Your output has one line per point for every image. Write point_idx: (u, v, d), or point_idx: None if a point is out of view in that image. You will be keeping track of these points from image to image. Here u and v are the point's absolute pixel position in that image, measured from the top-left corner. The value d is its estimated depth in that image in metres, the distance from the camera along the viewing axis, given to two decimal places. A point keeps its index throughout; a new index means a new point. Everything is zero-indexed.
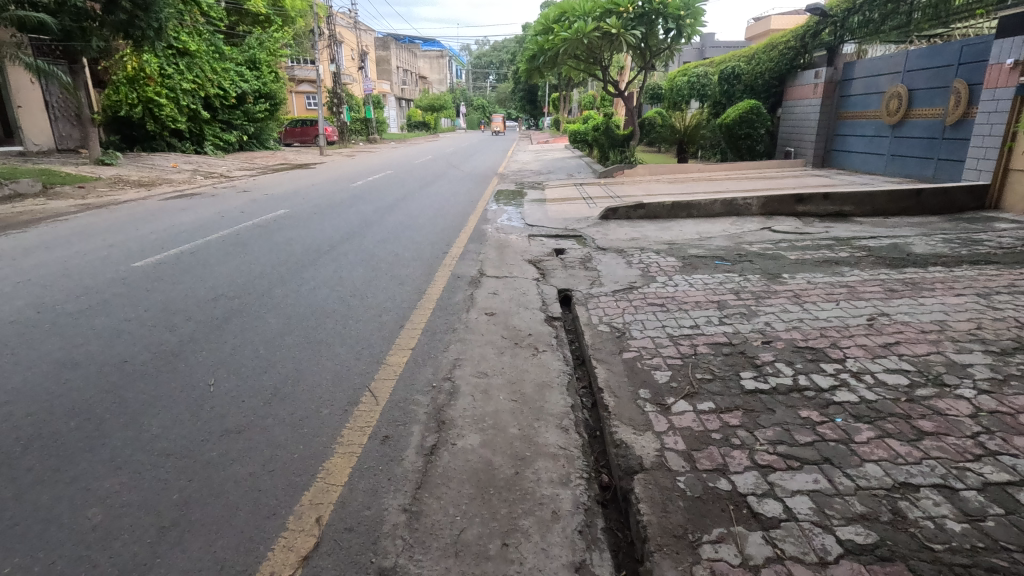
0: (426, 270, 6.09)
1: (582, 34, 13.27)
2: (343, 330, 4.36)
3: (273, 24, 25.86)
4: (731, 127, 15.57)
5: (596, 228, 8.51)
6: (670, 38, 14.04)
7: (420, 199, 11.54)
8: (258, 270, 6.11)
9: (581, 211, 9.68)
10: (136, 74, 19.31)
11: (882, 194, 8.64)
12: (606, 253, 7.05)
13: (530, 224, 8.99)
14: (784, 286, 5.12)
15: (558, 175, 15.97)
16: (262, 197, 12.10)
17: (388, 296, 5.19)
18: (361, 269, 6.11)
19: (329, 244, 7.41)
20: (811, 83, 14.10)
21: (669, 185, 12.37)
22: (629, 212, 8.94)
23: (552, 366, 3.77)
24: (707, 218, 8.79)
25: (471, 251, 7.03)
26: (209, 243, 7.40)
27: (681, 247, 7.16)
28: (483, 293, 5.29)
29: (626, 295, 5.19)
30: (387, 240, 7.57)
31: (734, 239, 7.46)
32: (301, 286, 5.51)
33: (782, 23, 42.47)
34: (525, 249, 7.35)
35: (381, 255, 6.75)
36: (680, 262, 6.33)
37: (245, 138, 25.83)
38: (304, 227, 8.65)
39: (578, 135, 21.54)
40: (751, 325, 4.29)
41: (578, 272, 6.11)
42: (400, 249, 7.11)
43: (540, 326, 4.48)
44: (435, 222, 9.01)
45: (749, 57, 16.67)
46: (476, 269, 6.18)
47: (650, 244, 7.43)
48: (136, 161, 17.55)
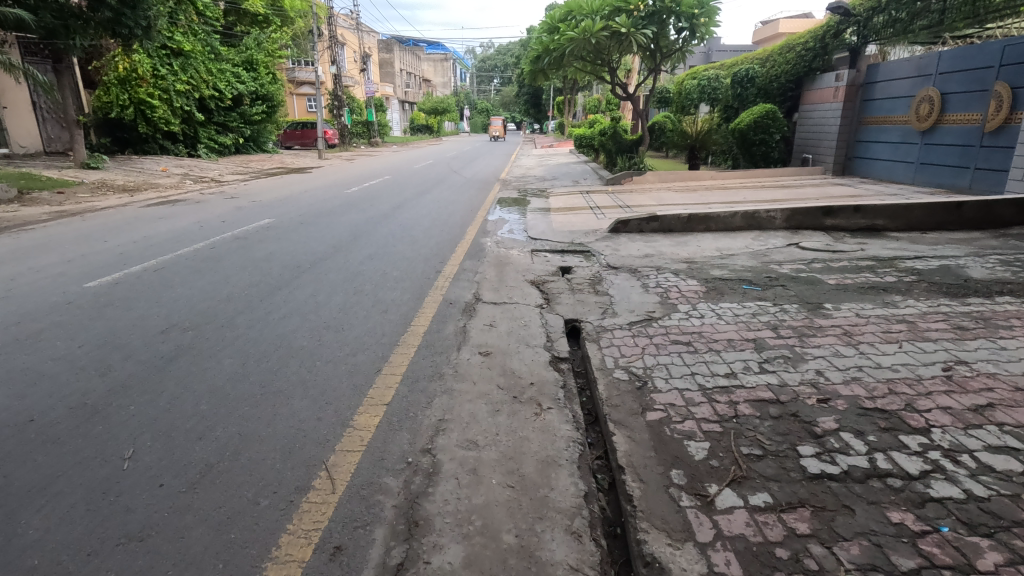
0: (415, 294, 5.35)
1: (590, 34, 12.56)
2: (307, 377, 3.63)
3: (272, 25, 25.29)
4: (745, 133, 14.80)
5: (605, 242, 7.78)
6: (682, 39, 13.32)
7: (416, 207, 10.82)
8: (224, 292, 5.39)
9: (589, 222, 8.94)
10: (127, 75, 18.68)
11: (920, 207, 7.87)
12: (618, 273, 6.32)
13: (533, 237, 8.26)
14: (830, 321, 4.37)
15: (563, 181, 15.25)
16: (248, 205, 11.39)
17: (368, 328, 4.46)
18: (341, 292, 5.39)
19: (311, 260, 6.68)
20: (831, 86, 13.36)
21: (681, 195, 11.64)
22: (641, 225, 8.19)
23: (559, 431, 3.02)
24: (727, 232, 8.04)
25: (466, 271, 6.30)
26: (178, 258, 6.69)
27: (701, 266, 6.42)
28: (478, 325, 4.56)
29: (644, 329, 4.45)
30: (375, 256, 6.83)
31: (759, 258, 6.72)
32: (269, 313, 4.78)
33: (792, 26, 41.75)
34: (527, 268, 6.62)
35: (366, 274, 6.02)
36: (702, 286, 5.59)
37: (242, 141, 25.18)
38: (288, 239, 7.95)
39: (584, 139, 20.84)
40: (800, 375, 3.54)
41: (587, 297, 5.37)
42: (389, 266, 6.37)
43: (544, 372, 3.74)
44: (430, 234, 8.29)
45: (763, 59, 15.92)
46: (471, 293, 5.46)
47: (667, 262, 6.70)
48: (124, 164, 16.90)
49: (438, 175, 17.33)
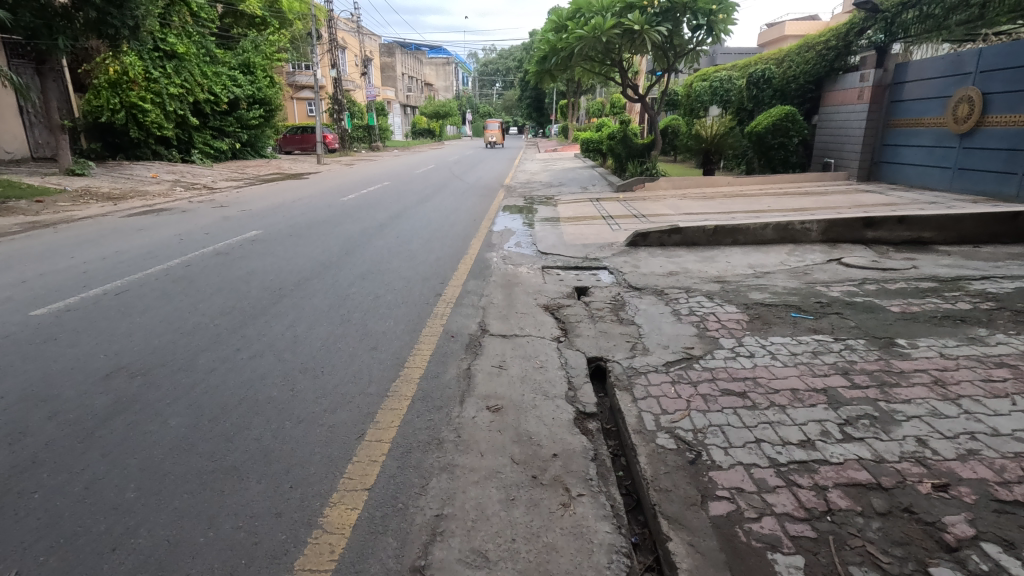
0: (409, 326, 4.59)
1: (600, 32, 11.87)
2: (270, 444, 2.88)
3: (270, 26, 24.64)
4: (763, 136, 14.09)
5: (622, 259, 7.04)
6: (697, 37, 12.65)
7: (416, 217, 10.11)
8: (190, 322, 4.64)
9: (603, 234, 8.21)
10: (119, 77, 18.06)
11: (972, 218, 7.10)
12: (641, 295, 5.58)
13: (542, 251, 7.52)
14: (912, 363, 3.60)
15: (571, 188, 14.52)
16: (237, 214, 10.68)
17: (353, 372, 3.72)
18: (325, 323, 4.65)
19: (296, 281, 5.95)
20: (855, 87, 12.61)
21: (699, 203, 10.94)
22: (662, 238, 7.44)
23: (595, 535, 2.27)
24: (758, 245, 7.29)
25: (470, 293, 5.55)
26: (147, 277, 5.97)
27: (736, 287, 5.67)
28: (486, 367, 3.82)
29: (686, 374, 3.68)
30: (368, 276, 6.10)
31: (800, 277, 5.97)
32: (238, 351, 4.04)
33: (798, 27, 40.90)
34: (538, 289, 5.88)
35: (355, 299, 5.28)
36: (742, 313, 4.83)
37: (238, 146, 24.53)
38: (275, 253, 7.23)
39: (591, 144, 20.16)
40: (898, 444, 2.77)
41: (612, 328, 4.62)
42: (382, 289, 5.63)
43: (568, 437, 2.98)
44: (430, 248, 7.57)
45: (780, 60, 15.19)
46: (476, 322, 4.72)
47: (696, 283, 5.95)
48: (112, 170, 16.22)
49: (441, 181, 16.66)
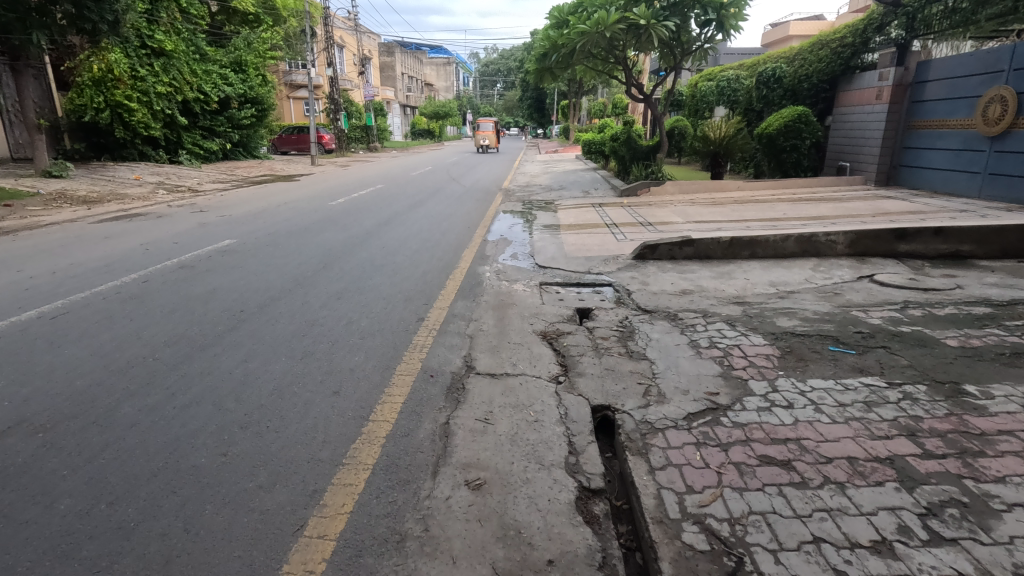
0: (381, 362, 3.91)
1: (604, 27, 11.20)
2: (176, 543, 2.22)
3: (264, 23, 23.97)
4: (774, 138, 13.43)
5: (629, 274, 6.36)
6: (706, 33, 12.02)
7: (406, 224, 9.45)
8: (126, 354, 3.97)
9: (608, 245, 7.54)
10: (103, 75, 17.41)
11: (1016, 229, 6.42)
12: (652, 319, 4.90)
13: (541, 264, 6.84)
14: (994, 422, 2.93)
15: (572, 192, 13.83)
16: (216, 220, 10.01)
17: (304, 427, 3.05)
18: (284, 356, 3.98)
19: (261, 301, 5.27)
20: (873, 86, 11.93)
21: (708, 209, 10.30)
22: (673, 251, 6.76)
23: None
24: (779, 259, 6.60)
25: (457, 317, 4.87)
26: (94, 296, 5.32)
27: (759, 310, 5.01)
28: (469, 421, 3.15)
29: (712, 433, 3.00)
30: (343, 295, 5.43)
31: (831, 298, 5.29)
32: (172, 396, 3.38)
33: (803, 27, 40.12)
34: (535, 312, 5.20)
35: (325, 325, 4.62)
36: (771, 345, 4.16)
37: (230, 146, 23.87)
38: (246, 267, 6.57)
39: (593, 145, 19.50)
40: (1006, 552, 2.10)
41: (619, 364, 3.93)
42: (356, 312, 4.95)
43: (568, 532, 2.30)
44: (418, 260, 6.90)
45: (791, 57, 14.50)
46: (461, 357, 4.04)
47: (713, 305, 5.28)
48: (93, 172, 15.55)
49: (437, 184, 16.01)
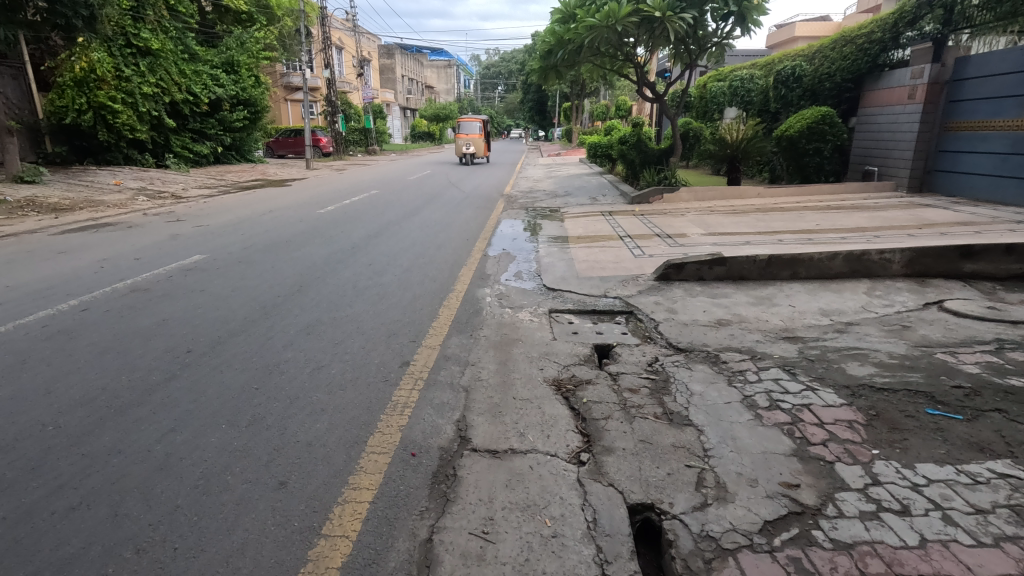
0: (349, 432, 3.03)
1: (614, 20, 10.37)
2: None
3: (257, 23, 23.20)
4: (796, 140, 12.55)
5: (653, 299, 5.46)
6: (724, 28, 11.20)
7: (397, 236, 8.54)
8: (20, 421, 3.09)
9: (624, 262, 6.65)
10: (85, 75, 16.59)
11: None
12: (688, 363, 4.00)
13: (549, 286, 5.93)
14: None
15: (578, 198, 12.92)
16: (189, 231, 9.10)
17: (228, 551, 2.18)
18: (224, 423, 3.09)
19: (214, 337, 4.37)
20: (904, 84, 11.01)
21: (729, 218, 9.43)
22: (701, 270, 5.86)
23: None
24: (825, 281, 5.69)
25: (450, 361, 3.96)
26: (14, 331, 4.43)
27: (819, 350, 4.11)
28: (462, 538, 2.26)
29: (807, 562, 2.11)
30: (314, 330, 4.52)
31: (902, 333, 4.40)
32: (57, 492, 2.50)
33: (809, 31, 39.42)
34: (546, 351, 4.29)
35: (283, 374, 3.72)
36: (849, 404, 3.25)
37: (221, 150, 23.01)
38: (208, 290, 5.66)
39: (599, 149, 18.63)
40: None
41: (658, 436, 3.03)
42: (326, 354, 4.07)
43: None
44: (407, 281, 6.02)
45: (811, 55, 13.62)
46: (454, 423, 3.15)
47: (760, 342, 4.38)
48: (71, 177, 14.70)
49: (434, 189, 15.14)
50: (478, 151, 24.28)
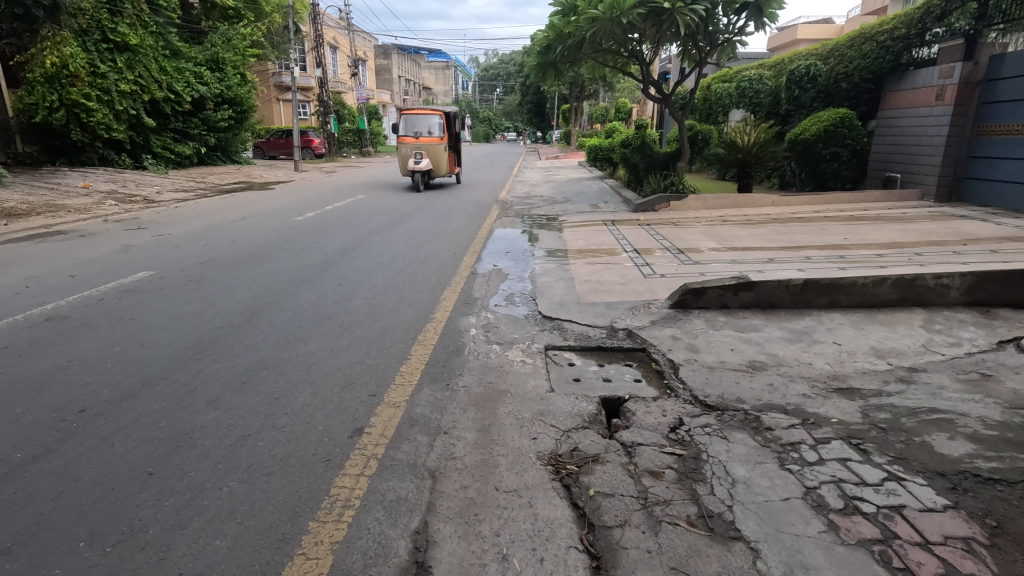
0: (258, 559, 2.13)
1: (620, 12, 9.53)
2: None
3: (245, 20, 22.33)
4: (813, 144, 11.69)
5: (670, 333, 4.58)
6: (736, 23, 10.42)
7: (376, 249, 7.62)
8: None
9: (633, 283, 5.77)
10: (57, 71, 15.69)
11: None
12: (723, 431, 3.11)
13: (546, 315, 5.01)
14: None
15: (578, 205, 12.05)
16: (146, 242, 8.17)
17: None
18: (82, 541, 2.19)
19: (124, 388, 3.48)
20: (931, 85, 10.19)
21: (746, 229, 8.55)
22: (724, 296, 4.99)
23: None
24: (870, 310, 4.83)
25: (415, 428, 3.07)
26: None
27: (888, 412, 3.23)
28: None
29: None
30: (249, 379, 3.60)
31: (987, 386, 3.53)
32: None
33: (811, 35, 38.66)
34: (540, 408, 3.39)
35: (192, 449, 2.83)
36: (955, 508, 2.37)
37: (205, 150, 22.02)
38: (138, 319, 4.73)
39: (599, 152, 17.79)
40: None
41: (697, 563, 2.14)
42: (259, 416, 3.17)
43: None
44: (377, 307, 5.10)
45: (826, 54, 12.81)
46: (412, 539, 2.26)
47: (808, 397, 3.50)
48: (37, 179, 13.75)
49: (423, 194, 14.28)
50: (437, 167, 15.16)
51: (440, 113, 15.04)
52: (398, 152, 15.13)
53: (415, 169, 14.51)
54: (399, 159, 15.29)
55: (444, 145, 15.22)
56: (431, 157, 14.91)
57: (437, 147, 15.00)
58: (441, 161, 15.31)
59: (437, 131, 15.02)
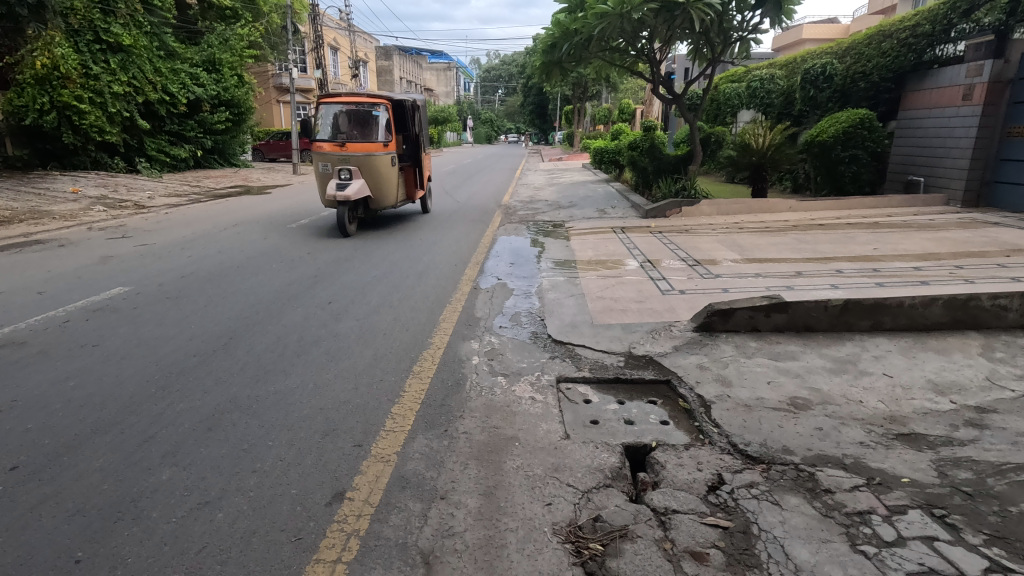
0: None
1: (630, 8, 9.04)
2: None
3: (243, 20, 21.90)
4: (830, 147, 11.19)
5: (696, 363, 4.08)
6: (751, 20, 9.95)
7: (371, 260, 7.14)
8: None
9: (651, 301, 5.26)
10: (48, 73, 15.23)
11: None
12: (774, 494, 2.61)
13: (556, 339, 4.50)
14: None
15: (585, 210, 11.54)
16: (128, 252, 7.69)
17: None
18: None
19: (70, 435, 3.00)
20: (957, 83, 9.67)
21: (765, 238, 8.03)
22: (754, 318, 4.48)
23: None
24: (919, 334, 4.33)
25: (407, 492, 2.59)
26: None
27: (967, 469, 2.74)
28: None
29: None
30: (217, 424, 3.11)
31: None
32: None
33: (817, 35, 38.08)
34: (554, 462, 2.89)
35: (136, 522, 2.34)
36: None
37: (202, 153, 21.55)
38: (103, 345, 4.25)
39: (605, 154, 17.28)
40: None
41: None
42: (222, 474, 2.68)
43: None
44: (369, 331, 4.59)
45: (842, 53, 12.30)
46: None
47: (867, 446, 3.00)
48: (24, 184, 13.29)
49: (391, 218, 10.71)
50: (384, 196, 9.26)
51: (383, 103, 8.97)
52: (314, 166, 9.04)
53: (336, 200, 8.56)
54: (317, 176, 9.12)
55: (391, 156, 9.15)
56: (369, 177, 8.92)
57: (376, 158, 8.93)
58: (391, 183, 9.33)
59: (377, 131, 8.88)
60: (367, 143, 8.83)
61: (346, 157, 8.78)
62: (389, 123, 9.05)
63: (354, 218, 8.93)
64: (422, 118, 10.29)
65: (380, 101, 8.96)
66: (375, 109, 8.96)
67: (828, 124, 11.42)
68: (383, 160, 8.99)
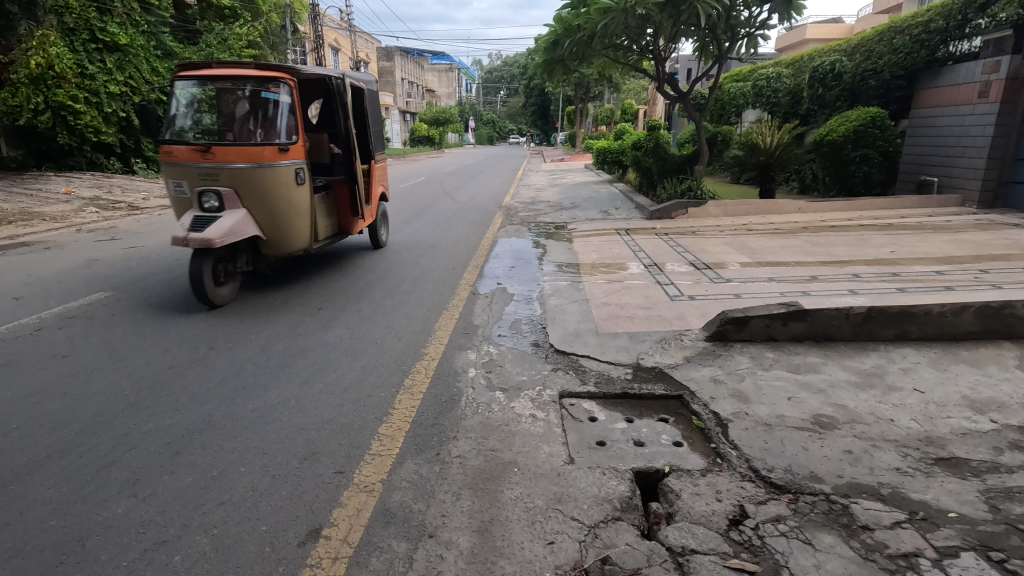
0: None
1: (635, 3, 8.77)
2: None
3: (242, 20, 21.68)
4: (840, 147, 10.88)
5: (710, 376, 3.79)
6: (759, 15, 9.69)
7: (366, 264, 6.86)
8: None
9: (659, 308, 4.97)
10: (42, 72, 15.03)
11: None
12: (805, 531, 2.32)
13: (558, 350, 4.21)
14: None
15: (588, 211, 11.24)
16: (114, 255, 7.42)
17: None
18: None
19: (24, 459, 2.72)
20: (973, 81, 9.36)
21: (776, 240, 7.73)
22: (771, 327, 4.19)
23: None
24: (949, 345, 4.03)
25: (392, 529, 2.31)
26: None
27: (1020, 504, 2.45)
28: None
29: None
30: (185, 447, 2.83)
31: None
32: None
33: (820, 35, 37.77)
34: (556, 492, 2.60)
35: (83, 567, 2.06)
36: None
37: None
38: (75, 356, 3.97)
39: (609, 154, 16.99)
40: None
41: None
42: (185, 507, 2.40)
43: None
44: (359, 341, 4.30)
45: (851, 50, 12.01)
46: None
47: (906, 474, 2.70)
48: (16, 185, 13.06)
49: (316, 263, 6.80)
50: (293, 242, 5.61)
51: (285, 80, 5.35)
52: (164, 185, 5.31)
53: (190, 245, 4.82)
54: (172, 201, 5.39)
55: (298, 169, 5.44)
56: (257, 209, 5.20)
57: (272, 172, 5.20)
58: (301, 213, 5.60)
59: (275, 127, 5.24)
60: (252, 146, 5.08)
61: (214, 170, 5.05)
62: (296, 113, 5.41)
63: (234, 275, 5.24)
64: (365, 110, 6.80)
65: (280, 79, 5.35)
66: (271, 90, 5.30)
67: (837, 123, 11.13)
68: (280, 174, 5.24)
